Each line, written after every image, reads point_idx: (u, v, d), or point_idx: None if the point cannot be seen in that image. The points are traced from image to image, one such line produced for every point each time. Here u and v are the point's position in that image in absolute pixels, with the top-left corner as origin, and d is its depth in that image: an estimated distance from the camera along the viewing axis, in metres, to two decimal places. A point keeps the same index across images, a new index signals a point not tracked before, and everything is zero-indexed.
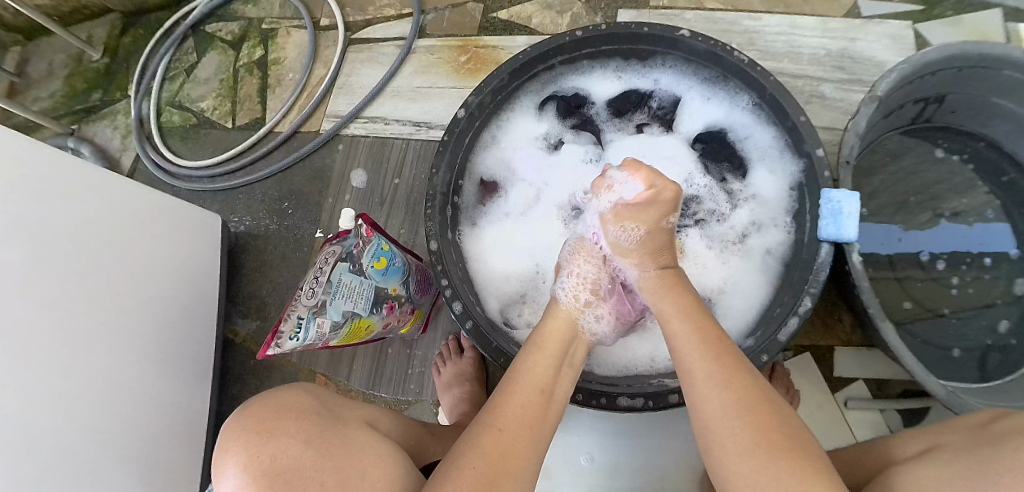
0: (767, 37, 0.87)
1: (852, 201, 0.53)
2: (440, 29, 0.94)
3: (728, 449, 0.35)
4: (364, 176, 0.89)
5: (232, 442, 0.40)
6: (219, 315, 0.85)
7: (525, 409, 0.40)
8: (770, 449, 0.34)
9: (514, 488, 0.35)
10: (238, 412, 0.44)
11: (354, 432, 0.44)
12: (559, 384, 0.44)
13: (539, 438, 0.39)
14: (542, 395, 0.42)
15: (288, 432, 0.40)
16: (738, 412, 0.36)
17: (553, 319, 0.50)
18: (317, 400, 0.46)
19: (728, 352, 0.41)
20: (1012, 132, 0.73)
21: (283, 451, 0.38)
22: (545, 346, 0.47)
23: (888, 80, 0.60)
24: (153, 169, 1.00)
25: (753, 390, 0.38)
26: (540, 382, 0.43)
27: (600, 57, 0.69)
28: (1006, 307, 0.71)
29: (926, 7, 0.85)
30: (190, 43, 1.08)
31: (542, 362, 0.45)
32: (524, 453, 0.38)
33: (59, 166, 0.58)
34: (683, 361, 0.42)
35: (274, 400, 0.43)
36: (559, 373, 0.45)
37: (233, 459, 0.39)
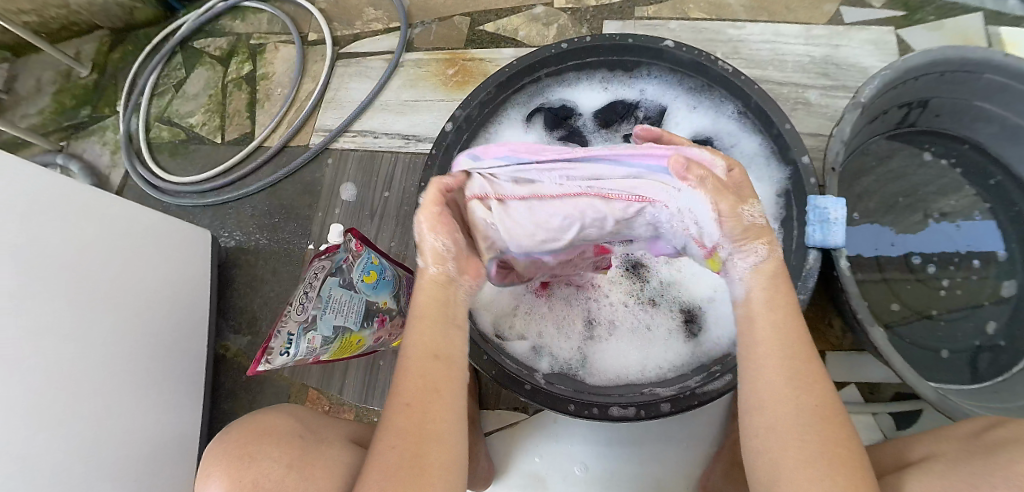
0: (753, 45, 0.88)
1: (838, 208, 0.54)
2: (428, 42, 0.95)
3: (786, 445, 0.35)
4: (353, 190, 0.88)
5: (213, 468, 0.40)
6: (210, 330, 0.85)
7: (424, 381, 0.38)
8: (834, 462, 0.33)
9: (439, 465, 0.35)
10: (220, 434, 0.45)
11: (337, 451, 0.44)
12: (453, 341, 0.41)
13: (454, 407, 0.38)
14: (436, 358, 0.39)
15: (270, 457, 0.40)
16: (809, 424, 0.35)
17: (425, 284, 0.42)
18: (301, 422, 0.47)
19: (807, 348, 0.38)
20: (996, 135, 0.74)
21: (262, 477, 0.39)
22: (420, 312, 0.41)
23: (872, 86, 0.61)
24: (142, 185, 1.00)
25: (824, 398, 0.36)
26: (429, 345, 0.40)
27: (586, 69, 0.70)
28: (995, 308, 0.72)
29: (907, 13, 0.87)
30: (178, 59, 1.07)
31: (421, 323, 0.40)
32: (443, 425, 0.37)
33: (53, 187, 0.58)
34: (751, 348, 0.39)
35: (255, 423, 0.44)
36: (451, 323, 0.41)
37: (214, 483, 0.40)
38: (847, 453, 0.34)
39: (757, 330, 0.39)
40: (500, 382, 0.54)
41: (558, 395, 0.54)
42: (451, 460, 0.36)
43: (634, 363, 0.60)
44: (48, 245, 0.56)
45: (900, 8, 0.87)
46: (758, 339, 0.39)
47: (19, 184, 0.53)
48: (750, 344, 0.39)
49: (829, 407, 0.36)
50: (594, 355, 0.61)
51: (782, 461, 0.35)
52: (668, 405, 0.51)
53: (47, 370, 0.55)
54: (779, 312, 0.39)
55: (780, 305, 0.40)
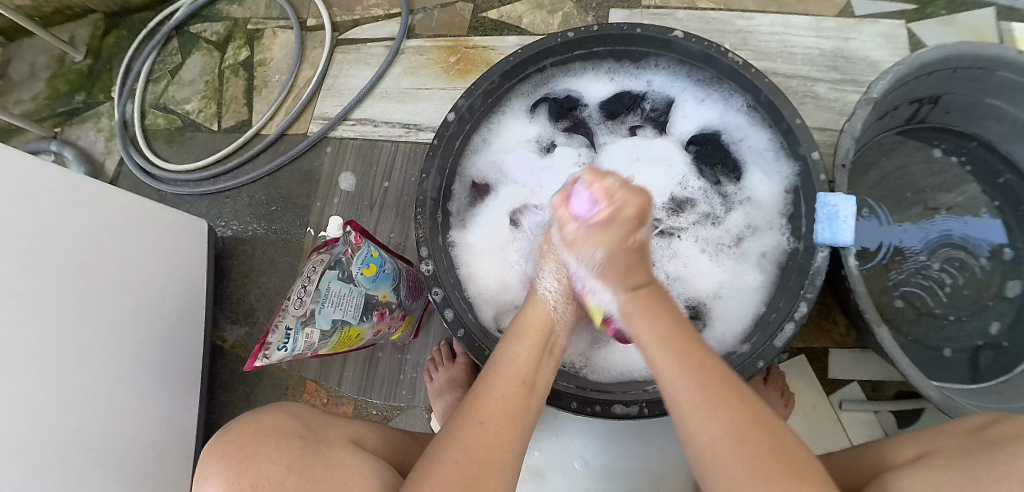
0: (762, 36, 0.86)
1: (848, 205, 0.52)
2: (430, 29, 0.93)
3: (721, 476, 0.35)
4: (352, 179, 0.87)
5: (211, 470, 0.39)
6: (207, 321, 0.83)
7: (506, 401, 0.40)
8: (763, 479, 0.33)
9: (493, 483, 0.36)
10: (216, 434, 0.43)
11: (339, 454, 0.43)
12: (539, 373, 0.44)
13: (520, 430, 0.40)
14: (522, 386, 0.42)
15: (270, 458, 0.39)
16: (727, 443, 0.36)
17: (533, 309, 0.47)
18: (300, 421, 0.45)
19: (699, 365, 0.39)
20: (1006, 134, 0.73)
21: (263, 478, 0.37)
22: (518, 336, 0.45)
23: (884, 82, 0.60)
24: (137, 172, 0.98)
25: (740, 411, 0.37)
26: (521, 373, 0.42)
27: (593, 59, 0.68)
28: (999, 308, 0.71)
29: (920, 6, 0.85)
30: (174, 43, 1.05)
31: (519, 353, 0.44)
32: (506, 445, 0.38)
33: (40, 175, 0.56)
34: (660, 374, 0.41)
35: (252, 424, 0.42)
36: (539, 359, 0.44)
37: (211, 488, 0.38)
38: (781, 462, 0.34)
39: (660, 363, 0.41)
40: None
41: (559, 392, 0.53)
42: (506, 484, 0.38)
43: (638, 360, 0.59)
44: (38, 234, 0.55)
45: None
46: (662, 363, 0.41)
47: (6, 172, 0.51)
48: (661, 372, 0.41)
49: (748, 419, 0.36)
50: (596, 353, 0.60)
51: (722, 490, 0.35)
52: None
53: (38, 362, 0.53)
54: (659, 334, 0.42)
55: (662, 327, 0.43)
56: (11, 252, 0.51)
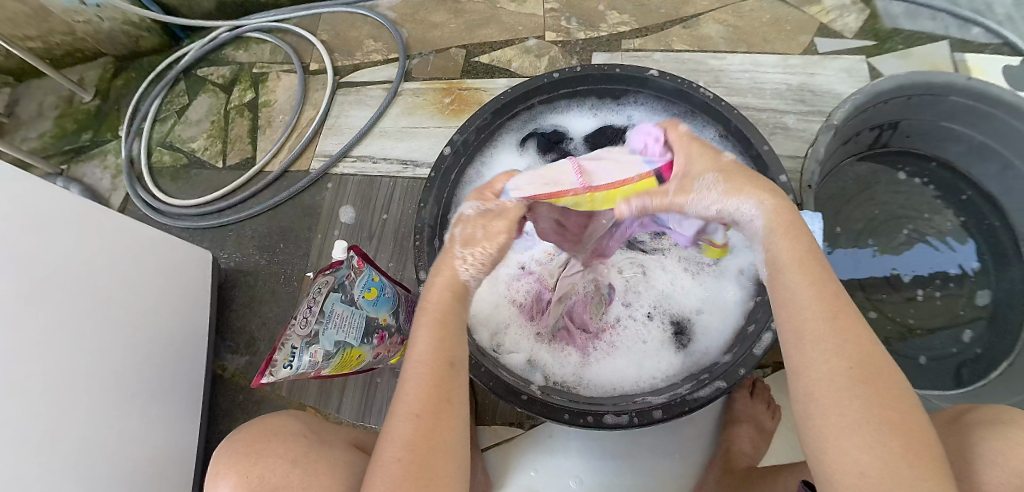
0: (733, 74, 0.94)
1: (815, 223, 0.57)
2: (426, 72, 1.00)
3: (831, 408, 0.35)
4: (352, 212, 0.91)
5: (222, 467, 0.42)
6: (208, 351, 0.85)
7: (424, 386, 0.40)
8: (881, 424, 0.34)
9: (444, 470, 0.38)
10: (230, 436, 0.46)
11: (339, 452, 0.45)
12: (457, 349, 0.43)
13: (458, 411, 0.40)
14: (439, 369, 0.41)
15: (275, 453, 0.42)
16: (856, 385, 0.35)
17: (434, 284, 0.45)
18: (306, 424, 0.48)
19: (841, 309, 0.38)
20: (964, 154, 0.79)
21: (270, 472, 0.41)
22: (429, 319, 0.43)
23: (843, 110, 0.66)
24: (142, 207, 1.01)
25: (871, 357, 0.37)
26: (438, 358, 0.41)
27: (576, 97, 0.74)
28: (971, 318, 0.75)
29: (878, 42, 0.93)
30: (182, 86, 1.11)
31: (423, 339, 0.42)
32: (449, 428, 0.39)
33: (54, 201, 0.60)
34: (788, 312, 0.40)
35: (262, 425, 0.46)
36: (455, 337, 0.43)
37: (224, 480, 0.41)
38: (899, 411, 0.35)
39: (796, 295, 0.40)
40: (497, 393, 0.55)
41: (553, 404, 0.55)
42: (458, 465, 0.39)
43: (627, 375, 0.62)
44: (50, 258, 0.58)
45: (869, 39, 0.94)
46: (800, 300, 0.40)
47: (19, 199, 0.55)
48: (792, 305, 0.40)
49: (872, 367, 0.36)
50: (587, 369, 0.63)
51: (826, 428, 0.35)
52: (659, 411, 0.53)
53: (45, 383, 0.55)
54: (805, 269, 0.40)
55: (803, 258, 0.41)
56: (25, 274, 0.54)
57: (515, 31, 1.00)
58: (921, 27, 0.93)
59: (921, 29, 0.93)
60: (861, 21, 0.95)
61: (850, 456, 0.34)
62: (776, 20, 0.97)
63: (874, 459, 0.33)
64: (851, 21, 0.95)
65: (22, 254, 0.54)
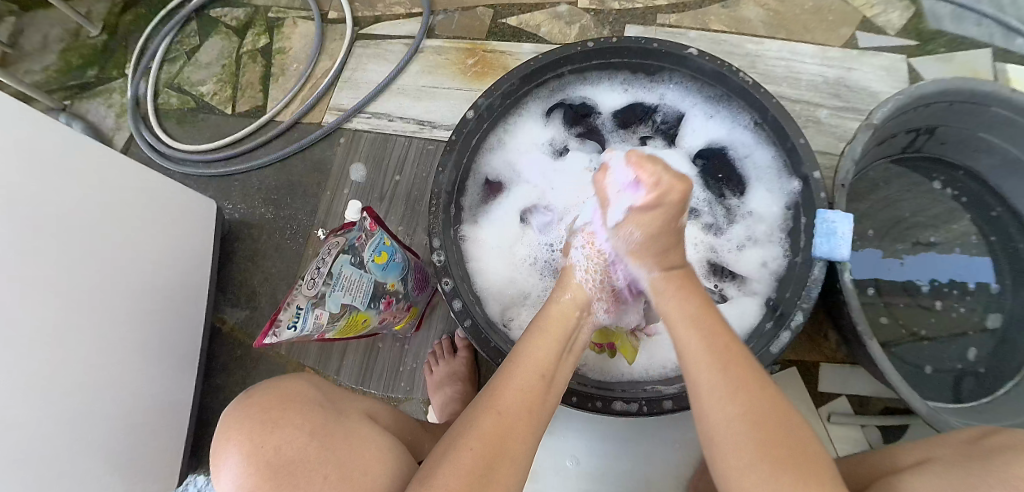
0: (770, 61, 0.90)
1: (846, 223, 0.54)
2: (449, 31, 0.95)
3: (729, 449, 0.35)
4: (363, 171, 0.88)
5: (233, 430, 0.39)
6: (208, 304, 0.84)
7: (525, 394, 0.40)
8: (775, 467, 0.33)
9: (508, 472, 0.36)
10: (239, 397, 0.43)
11: (356, 425, 0.44)
12: (558, 369, 0.44)
13: (536, 422, 0.40)
14: (539, 380, 0.42)
15: (293, 422, 0.39)
16: (746, 429, 0.35)
17: (558, 304, 0.48)
18: (319, 390, 0.46)
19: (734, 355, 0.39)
20: (996, 167, 0.76)
21: (288, 443, 0.38)
22: (542, 334, 0.45)
23: (884, 109, 0.63)
24: (147, 151, 0.98)
25: (760, 403, 0.36)
26: (540, 366, 0.42)
27: (608, 69, 0.70)
28: (980, 336, 0.73)
29: (921, 42, 0.89)
30: (193, 26, 1.06)
31: (537, 347, 0.43)
32: (523, 436, 0.38)
33: (51, 132, 0.56)
34: (689, 364, 0.40)
35: (276, 388, 0.42)
36: (558, 352, 0.44)
37: (234, 449, 0.39)
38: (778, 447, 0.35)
39: (687, 338, 0.41)
40: None
41: None
42: (517, 478, 0.37)
43: (636, 360, 0.61)
44: (43, 191, 0.54)
45: (914, 37, 0.89)
46: (691, 351, 0.40)
47: (17, 126, 0.51)
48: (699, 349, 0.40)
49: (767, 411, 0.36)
50: (598, 355, 0.61)
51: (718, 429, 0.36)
52: (669, 403, 0.52)
53: (36, 321, 0.53)
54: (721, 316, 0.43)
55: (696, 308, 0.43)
56: (19, 210, 0.51)
57: None
58: (970, 29, 0.89)
59: (970, 31, 0.89)
60: (908, 17, 0.90)
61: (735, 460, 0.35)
62: (819, 8, 0.92)
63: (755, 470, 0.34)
64: (898, 15, 0.91)
65: (18, 184, 0.51)
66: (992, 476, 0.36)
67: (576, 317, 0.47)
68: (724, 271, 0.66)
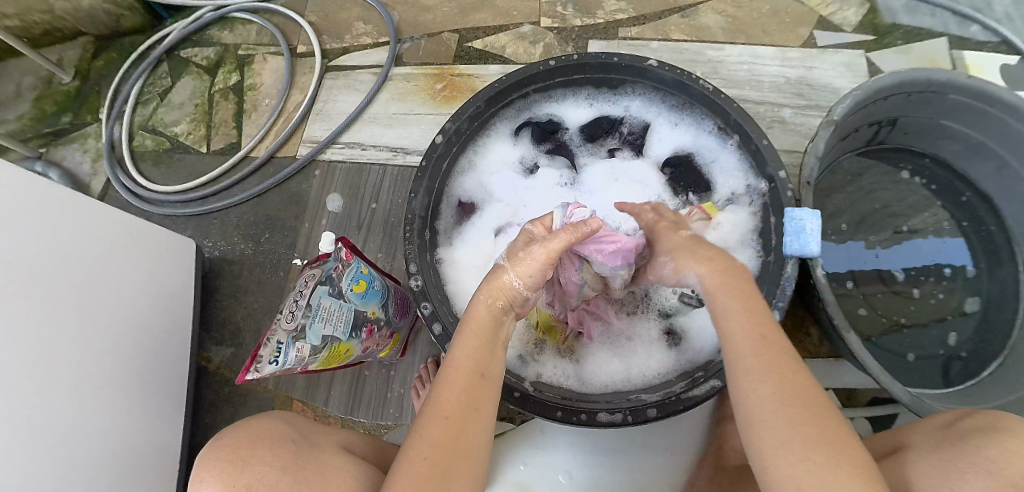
0: (732, 66, 0.92)
1: (814, 219, 0.56)
2: (417, 57, 0.97)
3: (762, 426, 0.36)
4: (339, 200, 0.89)
5: (206, 471, 0.40)
6: (193, 341, 0.83)
7: (466, 393, 0.41)
8: (807, 440, 0.35)
9: (466, 472, 0.38)
10: (213, 439, 0.44)
11: (329, 458, 0.44)
12: (493, 361, 0.44)
13: (483, 416, 0.41)
14: (479, 378, 0.42)
15: (263, 460, 0.40)
16: (782, 405, 0.36)
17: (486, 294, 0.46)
18: (293, 427, 0.46)
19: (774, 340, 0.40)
20: (961, 152, 0.79)
21: (257, 480, 0.38)
22: (470, 332, 0.45)
23: (843, 105, 0.65)
24: (124, 194, 0.98)
25: (800, 380, 0.38)
26: (476, 365, 0.43)
27: (572, 86, 0.72)
28: (960, 320, 0.75)
29: (877, 37, 0.92)
30: (164, 68, 1.07)
31: (467, 346, 0.44)
32: (473, 433, 0.39)
33: (27, 182, 0.56)
34: (727, 336, 0.42)
35: (248, 428, 0.43)
36: (490, 344, 0.44)
37: (206, 491, 0.39)
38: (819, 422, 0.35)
39: (731, 328, 0.42)
40: None
41: (546, 402, 0.55)
42: (477, 473, 0.39)
43: (619, 370, 0.61)
44: (19, 242, 0.54)
45: (868, 33, 0.92)
46: (731, 335, 0.42)
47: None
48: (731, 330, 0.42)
49: (802, 387, 0.37)
50: (582, 368, 0.62)
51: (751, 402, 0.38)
52: (653, 410, 0.53)
53: (15, 376, 0.52)
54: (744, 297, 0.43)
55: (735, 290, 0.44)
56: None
57: (510, 17, 0.97)
58: (921, 22, 0.92)
59: (922, 24, 0.92)
60: (861, 15, 0.93)
61: (771, 433, 0.36)
62: (775, 12, 0.95)
63: (789, 444, 0.35)
64: (850, 14, 0.94)
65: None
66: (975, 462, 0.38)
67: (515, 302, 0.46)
68: None
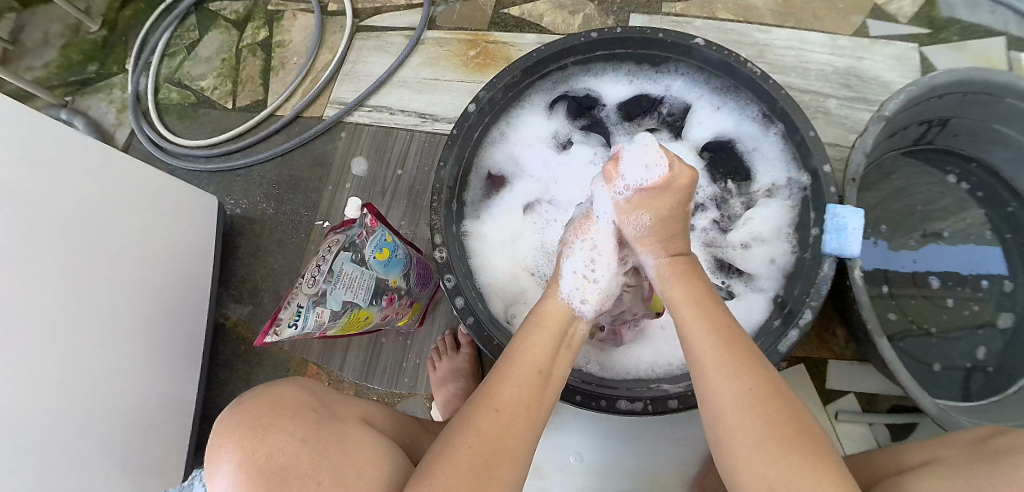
0: (778, 50, 0.88)
1: (857, 219, 0.53)
2: (450, 21, 0.94)
3: (734, 425, 0.35)
4: (364, 164, 0.88)
5: (225, 438, 0.39)
6: (212, 298, 0.84)
7: (523, 389, 0.40)
8: (782, 443, 0.33)
9: (507, 469, 0.36)
10: (235, 402, 0.43)
11: (352, 429, 0.43)
12: (556, 364, 0.43)
13: (536, 417, 0.39)
14: (538, 375, 0.41)
15: (284, 430, 0.39)
16: (749, 404, 0.35)
17: (551, 300, 0.47)
18: (314, 395, 0.45)
19: (733, 337, 0.39)
20: (1008, 159, 0.74)
21: (278, 450, 0.38)
22: (542, 331, 0.44)
23: (897, 101, 0.61)
24: (149, 146, 0.98)
25: (770, 390, 0.36)
26: (537, 363, 0.42)
27: (613, 60, 0.68)
28: (988, 334, 0.72)
29: (932, 31, 0.86)
30: (192, 20, 1.05)
31: (536, 345, 0.43)
32: (522, 432, 0.38)
33: (50, 130, 0.56)
34: (690, 338, 0.40)
35: (271, 393, 0.43)
36: (551, 349, 0.43)
37: (227, 456, 0.39)
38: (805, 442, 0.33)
39: (688, 325, 0.41)
40: None
41: (565, 384, 0.54)
42: (518, 473, 0.37)
43: (642, 359, 0.59)
44: (43, 187, 0.54)
45: (925, 26, 0.87)
46: (693, 334, 0.40)
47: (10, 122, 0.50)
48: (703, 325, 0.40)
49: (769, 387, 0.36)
50: (605, 354, 0.60)
51: (726, 410, 0.36)
52: (675, 401, 0.52)
53: (36, 318, 0.52)
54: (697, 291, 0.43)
55: (700, 294, 0.43)
56: (20, 206, 0.51)
57: None
58: (983, 16, 0.86)
59: (985, 17, 0.86)
60: (922, 3, 0.88)
61: (752, 449, 0.34)
62: None
63: (774, 463, 0.33)
64: (911, 2, 0.88)
65: (14, 180, 0.50)
66: (1008, 477, 0.35)
67: (566, 320, 0.46)
68: (730, 267, 0.65)
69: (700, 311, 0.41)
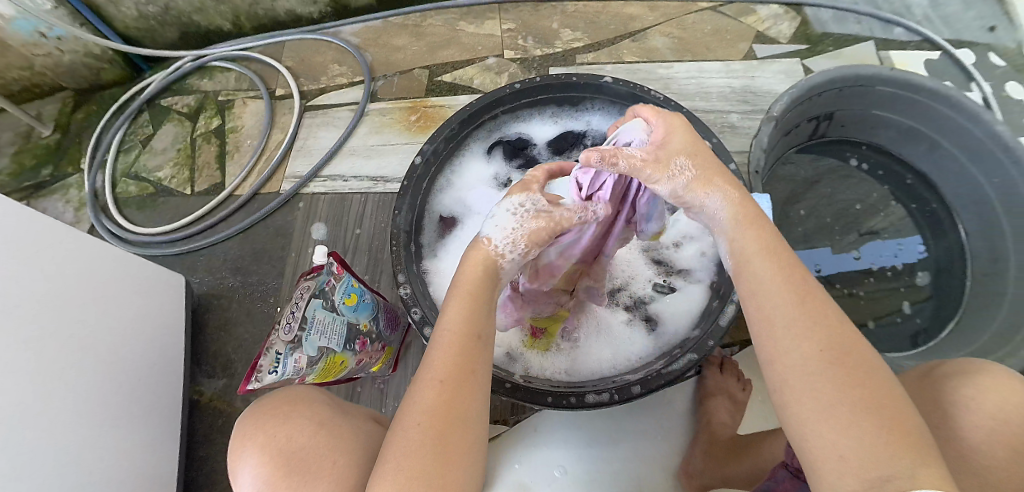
0: (681, 81, 1.01)
1: (764, 202, 0.62)
2: (390, 93, 1.03)
3: (811, 400, 0.36)
4: (324, 229, 0.93)
5: (249, 430, 0.46)
6: (184, 375, 0.84)
7: (457, 358, 0.41)
8: (858, 407, 0.35)
9: (459, 438, 0.38)
10: (253, 405, 0.50)
11: (356, 425, 0.49)
12: (487, 321, 0.44)
13: (478, 381, 0.41)
14: (471, 340, 0.42)
15: (299, 419, 0.46)
16: (825, 365, 0.37)
17: (469, 262, 0.46)
18: (324, 397, 0.52)
19: (807, 296, 0.40)
20: (894, 137, 0.87)
21: (294, 435, 0.45)
22: (462, 290, 0.44)
23: (781, 103, 0.72)
24: (108, 239, 0.99)
25: (851, 351, 0.38)
26: (465, 329, 0.42)
27: (537, 106, 0.78)
28: (907, 291, 0.82)
29: (811, 45, 1.03)
30: (146, 116, 1.11)
31: (458, 305, 0.43)
32: (465, 402, 0.39)
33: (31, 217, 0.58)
34: (760, 303, 0.41)
35: (283, 395, 0.50)
36: (487, 309, 0.44)
37: (251, 445, 0.45)
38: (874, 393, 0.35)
39: (760, 280, 0.42)
40: None
41: (536, 389, 0.58)
42: (473, 439, 0.39)
43: (602, 358, 0.65)
44: (21, 273, 0.55)
45: (803, 42, 1.03)
46: (766, 290, 0.41)
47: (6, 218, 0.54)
48: (763, 302, 0.41)
49: (824, 308, 0.40)
50: (571, 359, 0.65)
51: (786, 365, 0.38)
52: (637, 387, 0.57)
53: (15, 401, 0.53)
54: (767, 250, 0.43)
55: (762, 246, 0.44)
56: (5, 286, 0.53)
57: (475, 51, 1.05)
58: (851, 28, 1.04)
59: (851, 29, 1.04)
60: (795, 27, 1.04)
61: (818, 417, 0.35)
62: (716, 31, 1.06)
63: (836, 422, 0.35)
64: (784, 28, 1.05)
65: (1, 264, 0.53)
66: None
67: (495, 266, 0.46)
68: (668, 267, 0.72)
69: (771, 262, 0.42)
